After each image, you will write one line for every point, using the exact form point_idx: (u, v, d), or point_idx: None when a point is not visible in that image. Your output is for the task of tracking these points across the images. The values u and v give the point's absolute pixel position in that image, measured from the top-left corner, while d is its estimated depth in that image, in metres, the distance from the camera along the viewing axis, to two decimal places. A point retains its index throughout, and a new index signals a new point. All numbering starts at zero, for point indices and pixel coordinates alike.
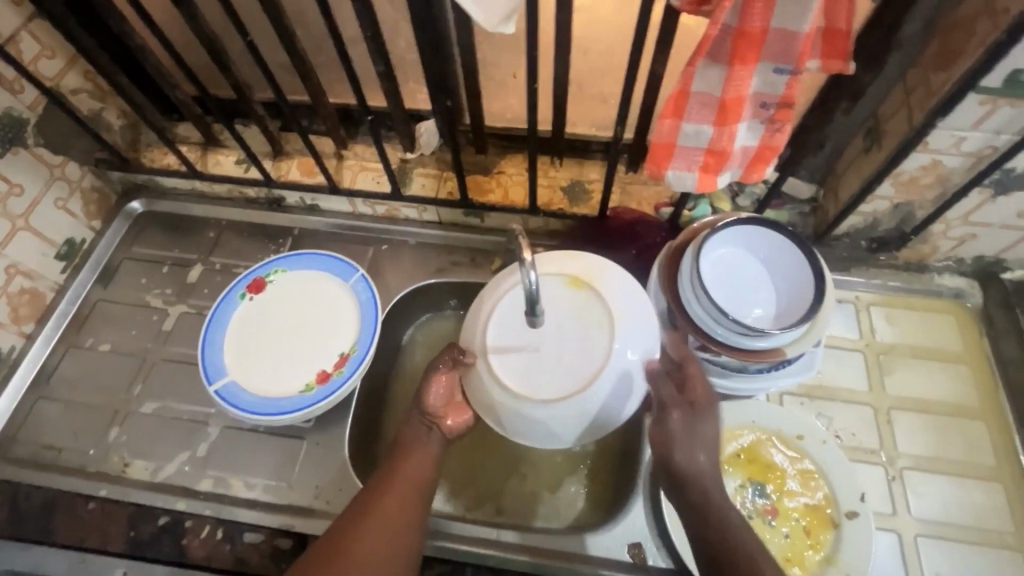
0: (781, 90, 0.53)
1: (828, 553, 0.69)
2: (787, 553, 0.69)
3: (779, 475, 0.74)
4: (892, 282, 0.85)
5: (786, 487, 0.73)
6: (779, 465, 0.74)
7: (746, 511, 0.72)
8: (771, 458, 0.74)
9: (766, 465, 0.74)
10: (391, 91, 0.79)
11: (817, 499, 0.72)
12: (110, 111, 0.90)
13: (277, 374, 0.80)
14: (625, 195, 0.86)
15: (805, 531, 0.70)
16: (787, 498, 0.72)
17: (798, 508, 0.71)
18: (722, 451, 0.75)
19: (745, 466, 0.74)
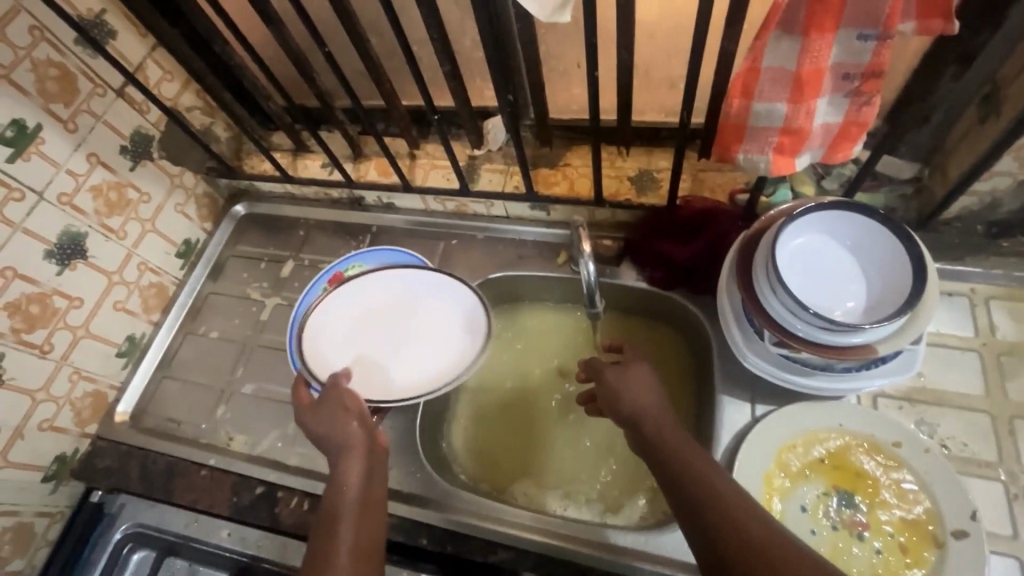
0: (867, 59, 0.48)
1: (930, 574, 0.62)
2: (880, 571, 0.63)
3: (870, 484, 0.67)
4: (1017, 272, 0.74)
5: (878, 498, 0.66)
6: (869, 473, 0.68)
7: (831, 522, 0.66)
8: (859, 466, 0.68)
9: (856, 474, 0.68)
10: (458, 90, 0.81)
11: (917, 514, 0.65)
12: (218, 125, 1.02)
13: (417, 369, 0.80)
14: (697, 183, 0.83)
15: (902, 548, 0.63)
16: (880, 510, 0.66)
17: (892, 522, 0.65)
18: (802, 455, 0.70)
19: (833, 473, 0.69)
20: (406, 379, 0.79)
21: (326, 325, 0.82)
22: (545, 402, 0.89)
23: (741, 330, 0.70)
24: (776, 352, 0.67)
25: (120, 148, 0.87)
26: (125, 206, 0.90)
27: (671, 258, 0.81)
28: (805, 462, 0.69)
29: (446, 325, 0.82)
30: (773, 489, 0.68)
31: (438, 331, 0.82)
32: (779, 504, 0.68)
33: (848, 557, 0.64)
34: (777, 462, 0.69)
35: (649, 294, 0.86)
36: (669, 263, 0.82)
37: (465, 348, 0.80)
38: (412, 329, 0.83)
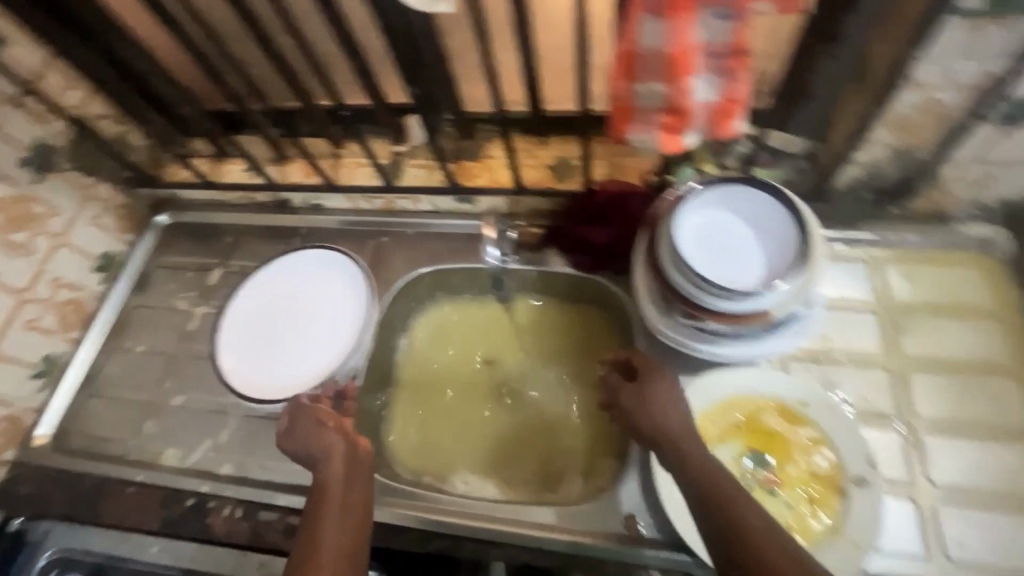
0: (730, 37, 0.51)
1: (835, 521, 0.65)
2: (791, 522, 0.66)
3: (780, 442, 0.71)
4: (908, 236, 0.79)
5: (787, 455, 0.70)
6: (779, 432, 0.72)
7: (746, 481, 0.69)
8: (770, 426, 0.72)
9: (768, 435, 0.72)
10: (371, 86, 0.82)
11: (823, 466, 0.69)
12: (132, 133, 0.99)
13: (320, 348, 0.85)
14: (613, 168, 0.86)
15: (810, 499, 0.67)
16: (789, 465, 0.70)
17: (800, 476, 0.69)
18: (718, 421, 0.73)
19: (748, 435, 0.72)
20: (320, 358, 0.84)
21: (228, 352, 0.86)
22: (481, 393, 0.90)
23: (653, 305, 0.73)
24: (685, 324, 0.70)
25: (20, 160, 0.84)
26: (31, 221, 0.86)
27: (592, 244, 0.84)
28: (722, 426, 0.73)
29: (333, 300, 0.88)
30: None
31: (334, 305, 0.87)
32: None
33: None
34: (696, 429, 0.72)
35: (575, 279, 0.89)
36: (591, 249, 0.84)
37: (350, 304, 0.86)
38: (306, 320, 0.87)
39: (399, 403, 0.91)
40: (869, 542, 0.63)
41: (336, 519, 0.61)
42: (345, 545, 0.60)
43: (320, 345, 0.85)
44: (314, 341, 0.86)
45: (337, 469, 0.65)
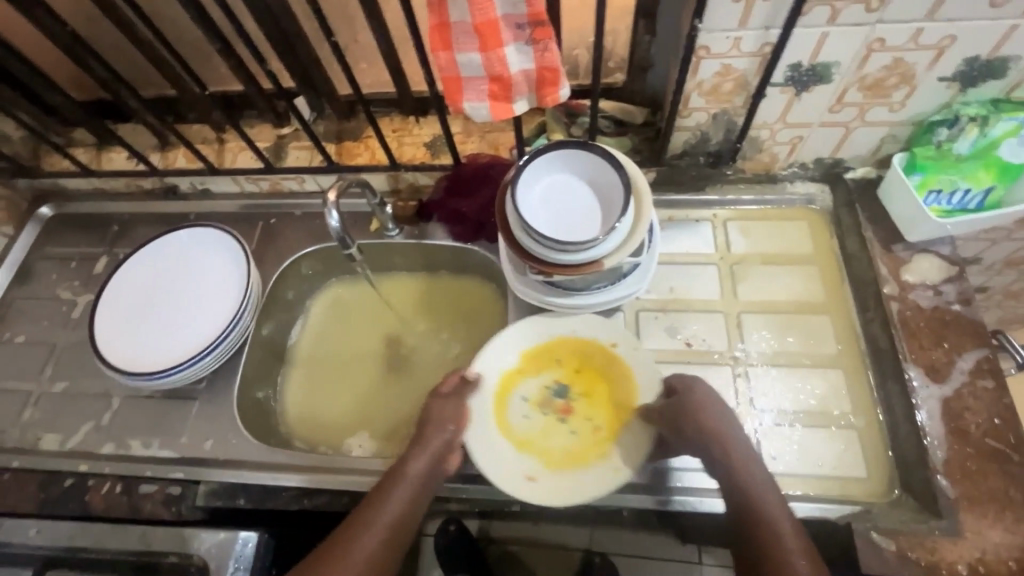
0: (527, 9, 0.57)
1: (609, 449, 0.72)
2: (572, 447, 0.73)
3: (583, 379, 0.77)
4: (744, 195, 0.89)
5: (585, 389, 0.77)
6: (586, 371, 0.77)
7: (544, 409, 0.76)
8: (578, 365, 0.78)
9: (576, 371, 0.78)
10: (238, 68, 0.84)
11: (621, 397, 0.75)
12: (5, 123, 0.97)
13: (203, 322, 0.84)
14: (484, 141, 0.93)
15: (594, 428, 0.74)
16: (586, 399, 0.76)
17: (592, 408, 0.75)
18: (532, 356, 0.79)
19: (558, 367, 0.78)
20: (202, 333, 0.84)
21: (106, 336, 0.84)
22: (371, 363, 0.94)
23: (511, 264, 0.79)
24: (536, 279, 0.76)
25: None
26: None
27: (465, 215, 0.89)
28: (531, 361, 0.79)
29: (217, 275, 0.87)
30: (502, 384, 0.77)
31: (218, 279, 0.87)
32: (504, 396, 0.77)
33: (550, 436, 0.74)
34: (513, 364, 0.78)
35: (454, 250, 0.93)
36: (465, 219, 0.89)
37: (234, 278, 0.86)
38: (190, 295, 0.86)
39: (291, 379, 0.94)
40: (629, 464, 0.70)
41: (400, 516, 0.67)
42: (395, 540, 0.66)
43: (203, 320, 0.85)
44: (197, 315, 0.85)
45: (424, 466, 0.71)
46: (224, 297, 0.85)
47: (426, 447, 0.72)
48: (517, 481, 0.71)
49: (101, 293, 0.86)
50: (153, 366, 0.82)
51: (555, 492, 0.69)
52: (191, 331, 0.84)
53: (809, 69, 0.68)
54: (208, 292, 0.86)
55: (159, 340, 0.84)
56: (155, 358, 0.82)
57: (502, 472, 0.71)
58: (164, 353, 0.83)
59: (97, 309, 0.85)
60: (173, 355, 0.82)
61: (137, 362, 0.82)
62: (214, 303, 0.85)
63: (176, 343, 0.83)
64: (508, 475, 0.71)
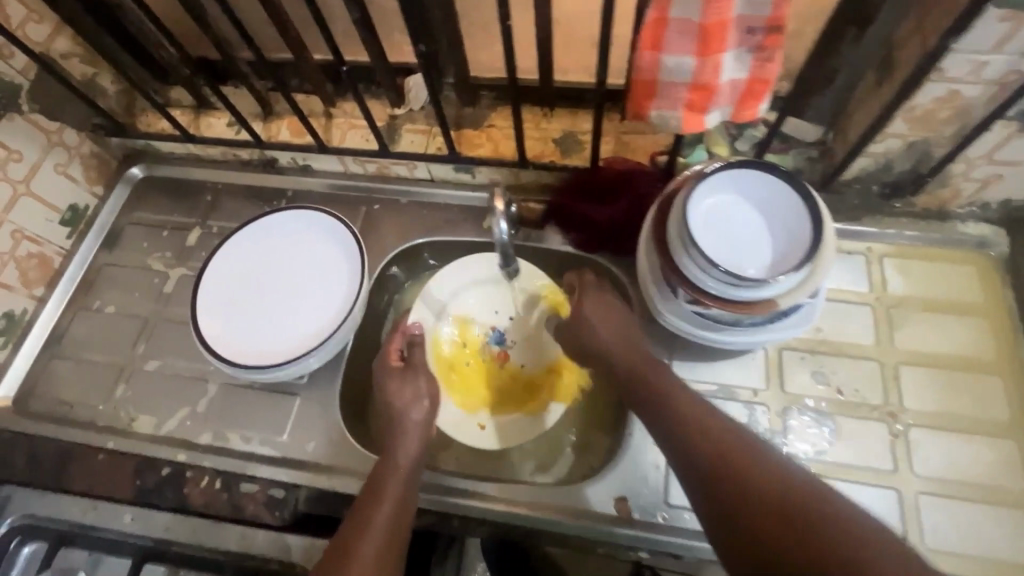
0: (768, 12, 0.48)
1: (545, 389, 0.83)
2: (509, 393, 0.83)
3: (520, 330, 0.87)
4: (908, 232, 0.79)
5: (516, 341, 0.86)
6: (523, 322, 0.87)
7: (481, 359, 0.85)
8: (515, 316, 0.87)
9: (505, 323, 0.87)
10: (371, 40, 0.76)
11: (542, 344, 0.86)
12: (104, 76, 0.91)
13: (315, 314, 0.81)
14: (620, 145, 0.83)
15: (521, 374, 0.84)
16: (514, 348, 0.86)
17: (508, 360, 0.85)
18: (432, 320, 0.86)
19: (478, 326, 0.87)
20: (315, 324, 0.80)
21: (212, 329, 0.80)
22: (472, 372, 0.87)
23: (658, 288, 0.71)
24: (689, 308, 0.69)
25: None
26: None
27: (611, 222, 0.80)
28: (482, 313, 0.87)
29: (329, 263, 0.83)
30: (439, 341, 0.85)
31: (331, 268, 0.83)
32: (445, 353, 0.85)
33: (491, 387, 0.84)
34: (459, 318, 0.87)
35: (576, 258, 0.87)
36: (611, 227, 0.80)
37: (348, 268, 0.82)
38: (301, 283, 0.83)
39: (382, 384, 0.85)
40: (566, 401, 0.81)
41: (401, 498, 0.66)
42: (399, 526, 0.64)
43: (315, 310, 0.81)
44: (309, 304, 0.81)
45: (414, 445, 0.71)
46: (337, 288, 0.81)
47: (405, 429, 0.71)
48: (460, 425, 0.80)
49: (203, 277, 0.82)
50: (266, 357, 0.79)
51: (503, 435, 0.79)
52: (302, 321, 0.80)
53: None
54: (320, 281, 0.82)
55: (270, 328, 0.80)
56: (267, 348, 0.79)
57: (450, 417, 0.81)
58: (277, 343, 0.80)
59: (200, 297, 0.81)
60: (285, 346, 0.79)
61: (250, 352, 0.79)
62: (325, 293, 0.81)
63: (289, 333, 0.80)
64: (457, 421, 0.80)
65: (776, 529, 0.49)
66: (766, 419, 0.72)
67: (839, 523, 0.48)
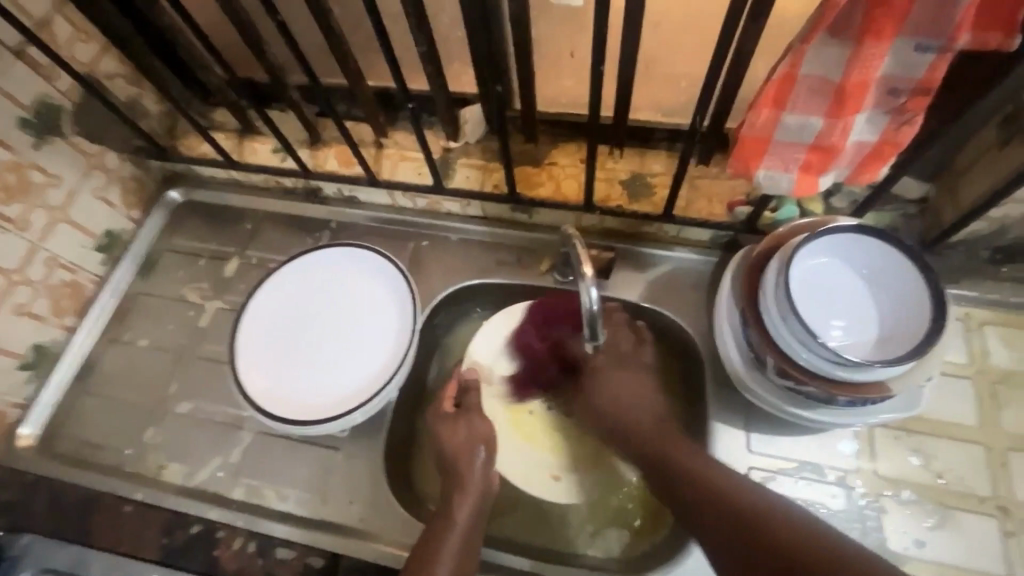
0: (920, 74, 0.42)
1: None
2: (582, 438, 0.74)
3: None
4: (1013, 298, 0.72)
5: None
6: None
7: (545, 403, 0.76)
8: None
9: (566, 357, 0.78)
10: (435, 73, 0.71)
11: None
12: (147, 97, 0.87)
13: (361, 363, 0.75)
14: (693, 191, 0.76)
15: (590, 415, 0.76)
16: None
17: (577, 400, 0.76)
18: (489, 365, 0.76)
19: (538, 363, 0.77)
20: (361, 375, 0.74)
21: (253, 375, 0.75)
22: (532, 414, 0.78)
23: (741, 354, 0.65)
24: (777, 381, 0.62)
25: (19, 122, 0.73)
26: (27, 191, 0.75)
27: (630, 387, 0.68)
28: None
29: (377, 308, 0.78)
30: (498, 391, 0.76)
31: (379, 313, 0.78)
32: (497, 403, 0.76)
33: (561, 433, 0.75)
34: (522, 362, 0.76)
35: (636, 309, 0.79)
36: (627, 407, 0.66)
37: (398, 314, 0.77)
38: (347, 327, 0.78)
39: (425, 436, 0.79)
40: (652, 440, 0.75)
41: (471, 520, 0.62)
42: (470, 548, 0.60)
43: (361, 357, 0.76)
44: (355, 351, 0.76)
45: (473, 501, 0.63)
46: (385, 336, 0.76)
47: (468, 485, 0.64)
48: (532, 478, 0.72)
49: (240, 323, 0.77)
50: (308, 407, 0.74)
51: (585, 489, 0.72)
52: (346, 369, 0.75)
53: None
54: (368, 325, 0.77)
55: (314, 376, 0.75)
56: (310, 398, 0.74)
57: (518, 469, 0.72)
58: (320, 392, 0.74)
59: (239, 347, 0.76)
60: (329, 396, 0.74)
61: (291, 401, 0.74)
62: (373, 338, 0.76)
63: (333, 383, 0.75)
64: (528, 474, 0.72)
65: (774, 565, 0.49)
66: (856, 507, 0.65)
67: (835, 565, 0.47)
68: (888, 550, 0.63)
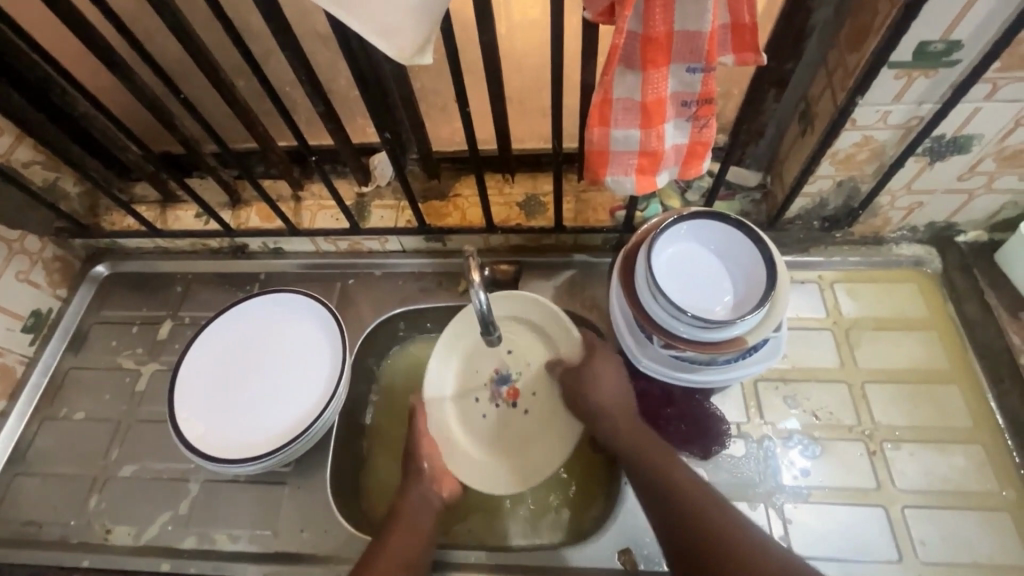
0: (699, 88, 0.54)
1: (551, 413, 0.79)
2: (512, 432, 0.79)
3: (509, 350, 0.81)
4: (851, 257, 0.85)
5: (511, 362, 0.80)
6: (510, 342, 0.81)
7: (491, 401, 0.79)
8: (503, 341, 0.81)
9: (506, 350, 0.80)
10: (336, 129, 0.79)
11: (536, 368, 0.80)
12: (65, 179, 0.91)
13: (299, 397, 0.80)
14: (580, 203, 0.88)
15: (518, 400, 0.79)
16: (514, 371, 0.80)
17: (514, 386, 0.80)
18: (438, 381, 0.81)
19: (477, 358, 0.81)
20: (301, 407, 0.79)
21: (193, 427, 0.78)
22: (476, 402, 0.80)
23: (633, 338, 0.73)
24: (663, 353, 0.71)
25: None
26: None
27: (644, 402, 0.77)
28: (472, 358, 0.81)
29: (310, 344, 0.83)
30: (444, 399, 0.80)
31: (312, 349, 0.83)
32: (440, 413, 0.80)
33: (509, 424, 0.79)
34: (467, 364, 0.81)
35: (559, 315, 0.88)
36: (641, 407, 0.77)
37: (330, 347, 0.82)
38: (284, 366, 0.83)
39: (373, 455, 0.84)
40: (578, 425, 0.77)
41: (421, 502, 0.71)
42: (421, 524, 0.69)
43: (300, 390, 0.81)
44: (294, 387, 0.81)
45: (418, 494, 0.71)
46: (320, 368, 0.81)
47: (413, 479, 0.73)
48: (493, 478, 0.77)
49: (178, 379, 0.80)
50: (252, 447, 0.77)
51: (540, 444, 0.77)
52: (286, 405, 0.80)
53: (951, 140, 0.66)
54: (303, 361, 0.83)
55: (256, 418, 0.79)
56: (254, 437, 0.78)
57: (478, 479, 0.76)
58: (263, 431, 0.78)
59: (176, 402, 0.79)
60: (271, 433, 0.78)
61: (235, 445, 0.77)
62: (310, 372, 0.82)
63: (275, 420, 0.79)
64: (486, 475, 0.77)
65: (667, 516, 0.63)
66: (752, 452, 0.75)
67: (734, 532, 0.59)
68: (783, 485, 0.73)
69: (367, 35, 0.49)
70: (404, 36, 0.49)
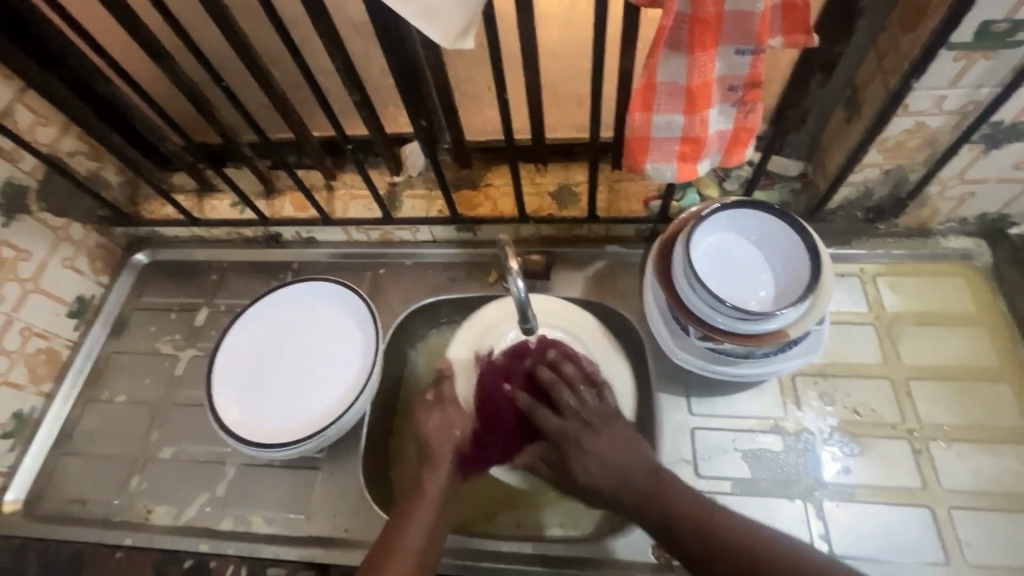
0: (746, 71, 0.53)
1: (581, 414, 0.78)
2: None
3: None
4: (895, 250, 0.82)
5: None
6: None
7: None
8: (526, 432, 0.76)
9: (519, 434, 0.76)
10: (371, 118, 0.79)
11: None
12: (107, 169, 0.93)
13: (332, 384, 0.81)
14: (613, 193, 0.87)
15: None
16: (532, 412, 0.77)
17: None
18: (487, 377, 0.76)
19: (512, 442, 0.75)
20: (335, 392, 0.80)
21: (231, 411, 0.80)
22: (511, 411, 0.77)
23: (668, 328, 0.72)
24: (700, 345, 0.70)
25: None
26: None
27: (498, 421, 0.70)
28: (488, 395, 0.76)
29: (344, 330, 0.84)
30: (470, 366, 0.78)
31: (345, 336, 0.84)
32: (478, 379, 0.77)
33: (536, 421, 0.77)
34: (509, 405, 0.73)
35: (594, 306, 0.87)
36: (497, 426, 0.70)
37: (363, 334, 0.83)
38: (318, 352, 0.84)
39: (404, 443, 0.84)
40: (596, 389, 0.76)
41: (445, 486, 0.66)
42: (442, 515, 0.65)
43: (334, 375, 0.82)
44: (328, 371, 0.82)
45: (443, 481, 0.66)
46: (352, 354, 0.82)
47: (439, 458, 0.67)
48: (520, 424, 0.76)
49: (215, 365, 0.82)
50: (287, 431, 0.79)
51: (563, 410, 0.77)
52: (319, 391, 0.81)
53: (1009, 127, 0.63)
54: (337, 346, 0.84)
55: (291, 403, 0.81)
56: (289, 420, 0.79)
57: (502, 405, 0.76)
58: (297, 415, 0.80)
59: (214, 387, 0.81)
60: (305, 417, 0.79)
61: (271, 429, 0.79)
62: (344, 358, 0.82)
63: (310, 405, 0.80)
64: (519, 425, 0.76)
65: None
66: (793, 448, 0.73)
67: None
68: (824, 483, 0.71)
69: (411, 20, 0.49)
70: (447, 19, 0.49)
